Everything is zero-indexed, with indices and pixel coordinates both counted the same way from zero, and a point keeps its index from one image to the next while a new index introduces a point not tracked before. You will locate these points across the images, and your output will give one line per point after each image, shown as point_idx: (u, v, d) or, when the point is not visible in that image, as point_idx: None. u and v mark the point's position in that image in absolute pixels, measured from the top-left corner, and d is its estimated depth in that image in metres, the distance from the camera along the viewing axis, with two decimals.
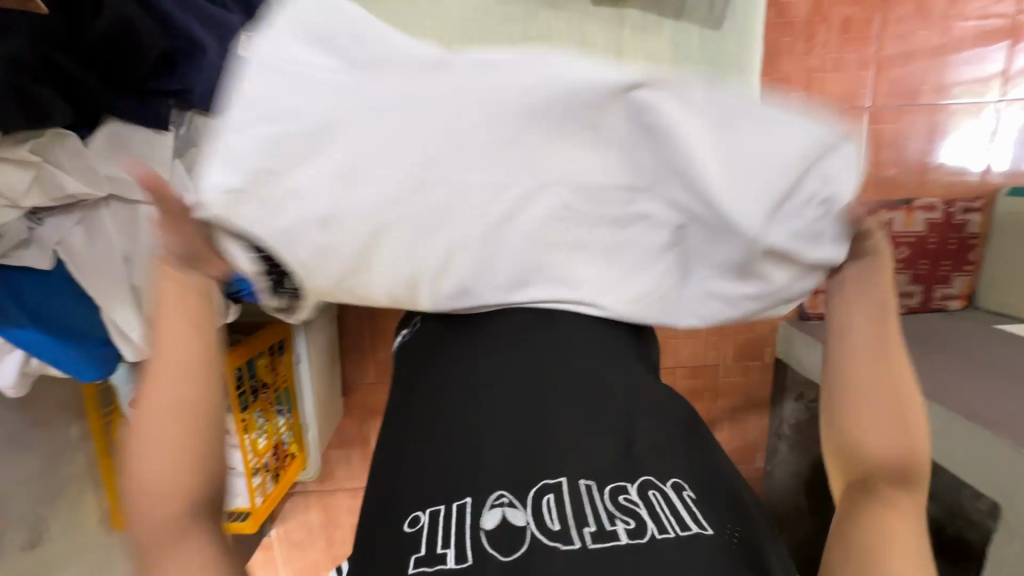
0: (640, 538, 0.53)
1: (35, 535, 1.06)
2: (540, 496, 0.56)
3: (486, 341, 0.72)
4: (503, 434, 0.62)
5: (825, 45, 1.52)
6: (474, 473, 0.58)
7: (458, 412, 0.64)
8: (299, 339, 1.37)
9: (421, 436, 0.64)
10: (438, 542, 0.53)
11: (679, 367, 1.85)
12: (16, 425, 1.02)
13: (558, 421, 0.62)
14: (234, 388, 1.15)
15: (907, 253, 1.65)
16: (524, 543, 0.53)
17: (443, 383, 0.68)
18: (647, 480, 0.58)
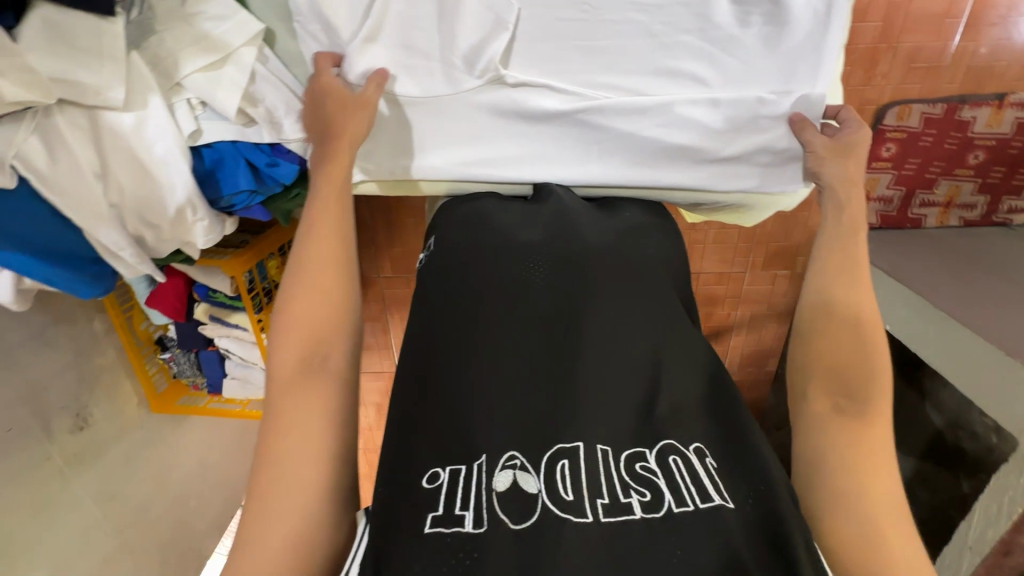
0: (656, 512, 0.51)
1: (80, 419, 1.15)
2: (555, 461, 0.53)
3: (507, 285, 0.67)
4: (518, 392, 0.59)
5: None
6: (482, 433, 0.56)
7: (473, 358, 0.62)
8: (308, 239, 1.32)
9: (427, 391, 0.61)
10: (456, 504, 0.51)
11: (703, 273, 1.78)
12: (37, 323, 1.05)
13: (577, 375, 0.60)
14: (246, 291, 1.13)
15: (981, 159, 1.38)
16: (535, 511, 0.50)
17: (455, 332, 0.64)
18: (669, 445, 0.56)
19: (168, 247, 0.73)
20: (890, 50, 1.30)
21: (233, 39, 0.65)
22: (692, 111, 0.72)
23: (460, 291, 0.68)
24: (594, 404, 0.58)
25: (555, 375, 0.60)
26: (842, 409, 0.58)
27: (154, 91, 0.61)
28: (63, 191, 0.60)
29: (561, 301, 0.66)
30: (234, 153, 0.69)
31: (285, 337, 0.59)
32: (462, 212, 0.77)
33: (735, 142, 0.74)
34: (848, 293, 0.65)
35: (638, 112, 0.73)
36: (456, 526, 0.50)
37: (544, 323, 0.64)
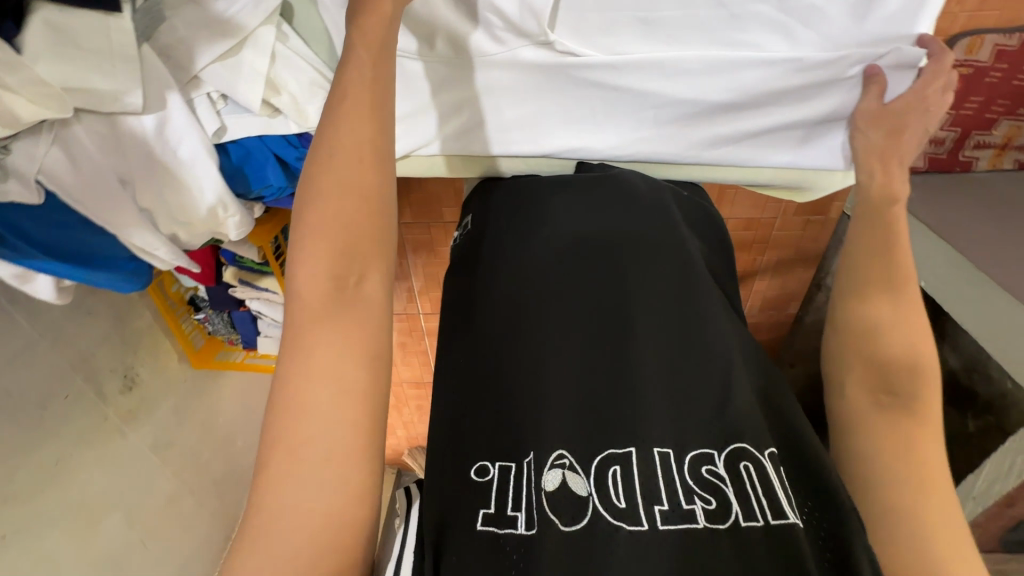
0: (720, 523, 0.48)
1: (128, 379, 1.20)
2: (606, 467, 0.51)
3: (554, 273, 0.64)
4: (566, 389, 0.56)
5: None
6: (535, 430, 0.54)
7: (517, 356, 0.60)
8: None
9: (475, 384, 0.60)
10: (507, 503, 0.51)
11: (731, 219, 1.72)
12: (76, 293, 1.06)
13: (630, 373, 0.56)
14: (274, 257, 1.12)
15: None
16: (587, 513, 0.49)
17: (501, 323, 0.63)
18: (741, 449, 0.51)
19: (201, 241, 0.71)
20: None
21: (248, 19, 0.58)
22: (759, 75, 0.64)
23: (503, 280, 0.66)
24: (654, 400, 0.54)
25: (608, 372, 0.57)
26: (884, 404, 0.54)
27: (171, 87, 0.56)
28: (88, 198, 0.57)
29: (610, 292, 0.62)
30: (262, 148, 0.65)
31: (308, 245, 0.43)
32: (503, 202, 0.73)
33: (802, 110, 0.67)
34: (899, 280, 0.59)
35: (701, 81, 0.65)
36: (509, 527, 0.50)
37: (594, 314, 0.61)
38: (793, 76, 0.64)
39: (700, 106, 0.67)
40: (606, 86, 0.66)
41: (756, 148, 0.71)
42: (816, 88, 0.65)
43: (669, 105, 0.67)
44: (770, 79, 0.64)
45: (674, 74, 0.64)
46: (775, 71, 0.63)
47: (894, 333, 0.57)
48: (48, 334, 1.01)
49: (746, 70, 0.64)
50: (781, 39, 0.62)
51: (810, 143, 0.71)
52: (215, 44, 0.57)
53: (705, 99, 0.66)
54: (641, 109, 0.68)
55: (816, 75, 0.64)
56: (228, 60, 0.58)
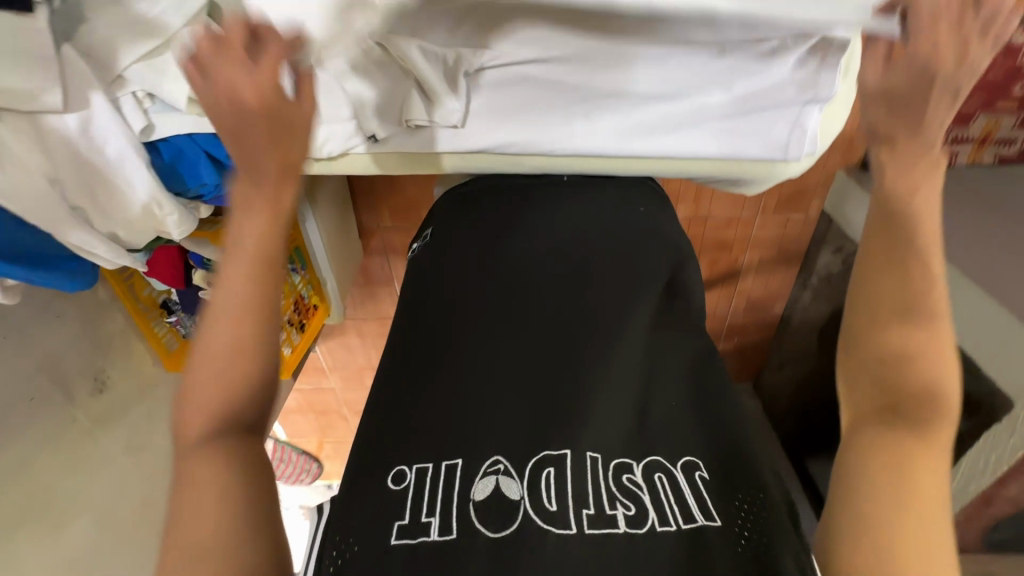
0: (640, 527, 0.46)
1: (99, 382, 1.22)
2: (539, 470, 0.49)
3: (501, 292, 0.65)
4: (503, 399, 0.55)
5: None
6: (474, 438, 0.52)
7: (452, 362, 0.59)
8: (305, 206, 1.27)
9: (417, 393, 0.57)
10: (424, 510, 0.47)
11: (712, 218, 1.57)
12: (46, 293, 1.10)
13: (571, 388, 0.56)
14: None
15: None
16: (517, 519, 0.46)
17: (440, 340, 0.62)
18: (654, 462, 0.52)
19: (143, 239, 0.72)
20: None
21: (171, 20, 0.59)
22: (679, 64, 0.64)
23: (450, 300, 0.66)
24: (597, 405, 0.55)
25: (550, 381, 0.57)
26: (890, 422, 0.47)
27: (95, 86, 0.57)
28: (23, 199, 0.57)
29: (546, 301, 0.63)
30: (193, 146, 0.65)
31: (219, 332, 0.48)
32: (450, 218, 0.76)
33: (733, 98, 0.67)
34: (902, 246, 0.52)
35: (621, 74, 0.65)
36: (424, 535, 0.45)
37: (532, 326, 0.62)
38: (712, 66, 0.64)
39: (627, 95, 0.67)
40: (529, 83, 0.66)
41: (695, 139, 0.70)
42: (740, 77, 0.65)
43: (598, 97, 0.68)
44: (690, 69, 0.64)
45: (593, 70, 0.65)
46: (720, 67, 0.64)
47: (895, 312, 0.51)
48: (15, 333, 1.04)
49: (664, 60, 0.64)
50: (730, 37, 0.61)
51: (752, 130, 0.70)
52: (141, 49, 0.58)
53: (630, 89, 0.66)
54: (573, 101, 0.68)
55: (736, 64, 0.64)
56: (154, 62, 0.59)
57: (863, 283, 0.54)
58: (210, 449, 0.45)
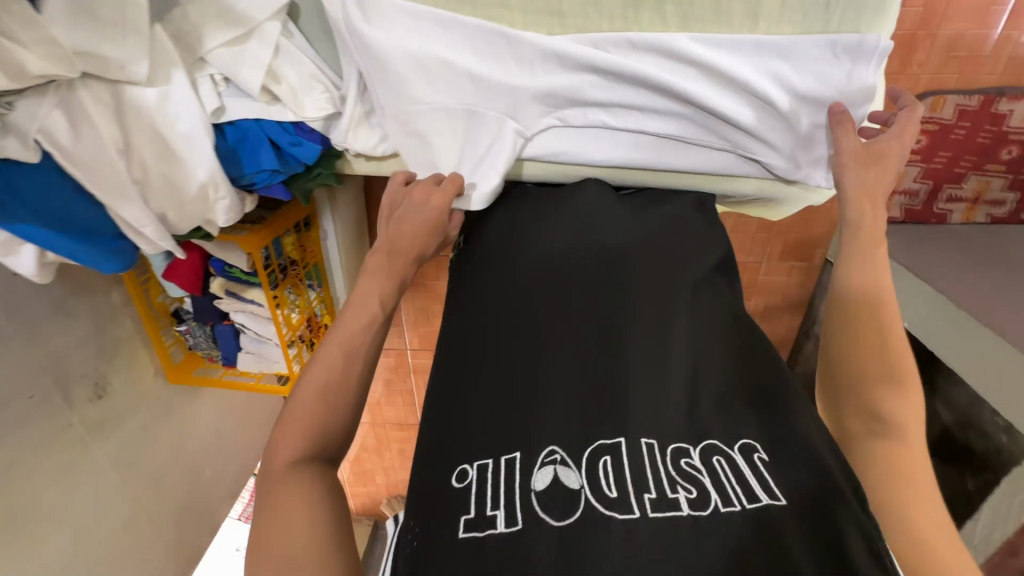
0: (704, 511, 0.40)
1: (99, 388, 1.16)
2: (595, 459, 0.43)
3: (527, 271, 0.57)
4: (555, 380, 0.48)
5: None
6: (525, 424, 0.45)
7: (493, 347, 0.52)
8: (324, 217, 1.30)
9: (460, 388, 0.50)
10: (488, 502, 0.41)
11: None
12: (58, 292, 1.05)
13: (621, 367, 0.49)
14: (262, 267, 1.13)
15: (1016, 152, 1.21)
16: (579, 507, 0.40)
17: (473, 327, 0.54)
18: (712, 444, 0.44)
19: (189, 224, 0.72)
20: (929, 37, 1.13)
21: (257, 13, 0.63)
22: (724, 81, 0.68)
23: (479, 285, 0.59)
24: (643, 386, 0.47)
25: (601, 362, 0.49)
26: (879, 432, 0.59)
27: (178, 65, 0.60)
28: (87, 164, 0.59)
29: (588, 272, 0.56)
30: (259, 130, 0.67)
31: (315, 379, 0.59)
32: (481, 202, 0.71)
33: (773, 118, 0.70)
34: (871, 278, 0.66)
35: (669, 88, 0.69)
36: (490, 528, 0.40)
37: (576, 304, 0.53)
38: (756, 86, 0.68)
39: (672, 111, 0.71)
40: (582, 92, 0.70)
41: (732, 160, 0.74)
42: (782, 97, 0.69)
43: (644, 111, 0.72)
44: (735, 86, 0.68)
45: (643, 84, 0.69)
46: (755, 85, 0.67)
47: (870, 331, 0.63)
48: (23, 332, 0.99)
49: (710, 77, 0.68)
50: (757, 60, 0.67)
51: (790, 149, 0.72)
52: (225, 36, 0.62)
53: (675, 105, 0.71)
54: (621, 112, 0.72)
55: (778, 85, 0.68)
56: (234, 49, 0.63)
57: (841, 306, 0.66)
58: (296, 476, 0.53)
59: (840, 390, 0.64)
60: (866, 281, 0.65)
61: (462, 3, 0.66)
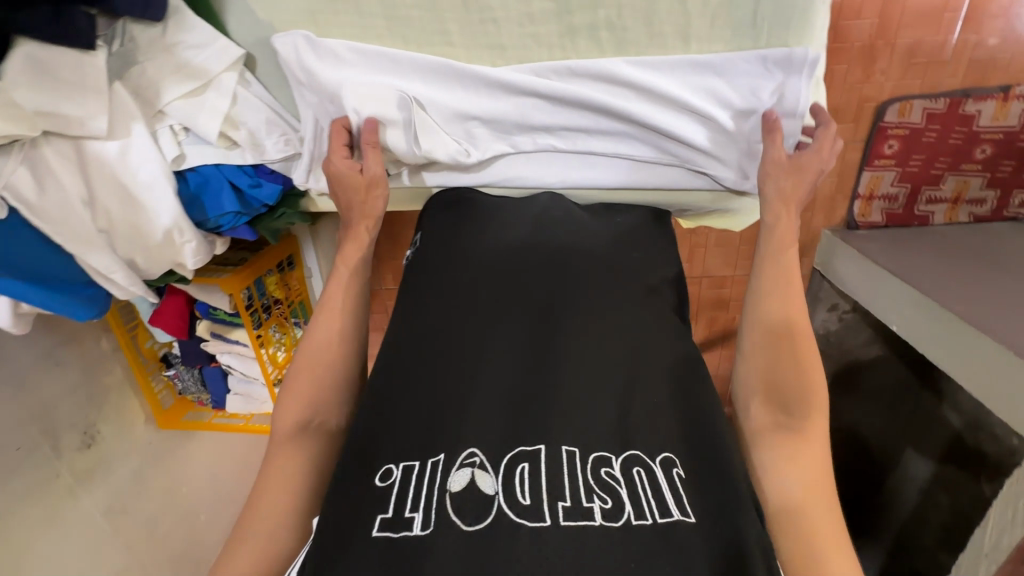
0: (615, 521, 0.41)
1: (87, 436, 1.17)
2: (514, 465, 0.44)
3: (474, 283, 0.60)
4: (491, 390, 0.50)
5: None
6: (452, 427, 0.48)
7: (437, 353, 0.55)
8: (308, 253, 1.33)
9: (394, 391, 0.52)
10: (407, 505, 0.43)
11: (705, 278, 1.44)
12: (45, 342, 1.07)
13: (555, 376, 0.52)
14: (245, 307, 1.15)
15: (991, 151, 1.22)
16: (491, 513, 0.41)
17: (418, 334, 0.57)
18: (633, 455, 0.46)
19: (158, 268, 0.74)
20: (887, 46, 1.14)
21: (212, 66, 0.67)
22: (661, 101, 0.71)
23: (422, 295, 0.61)
24: (574, 394, 0.50)
25: (536, 372, 0.52)
26: (783, 420, 0.58)
27: (137, 118, 0.63)
28: (52, 218, 0.62)
29: (533, 290, 0.59)
30: (218, 175, 0.70)
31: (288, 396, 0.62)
32: (435, 214, 0.74)
33: (711, 133, 0.73)
34: (785, 267, 0.66)
35: (609, 110, 0.72)
36: (405, 531, 0.42)
37: (518, 318, 0.57)
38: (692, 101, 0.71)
39: (614, 131, 0.74)
40: (526, 119, 0.74)
41: (675, 176, 0.77)
42: (720, 110, 0.71)
43: (587, 134, 0.75)
44: (670, 105, 0.71)
45: (584, 108, 0.72)
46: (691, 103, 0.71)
47: (784, 323, 0.63)
48: (9, 383, 1.01)
49: (646, 96, 0.71)
50: (692, 79, 0.70)
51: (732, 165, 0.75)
52: (182, 89, 0.66)
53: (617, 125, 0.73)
54: (566, 136, 0.75)
55: (713, 100, 0.70)
56: (192, 101, 0.67)
57: (755, 293, 0.66)
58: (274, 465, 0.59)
59: (749, 378, 0.62)
60: (781, 269, 0.66)
61: (408, 43, 0.70)
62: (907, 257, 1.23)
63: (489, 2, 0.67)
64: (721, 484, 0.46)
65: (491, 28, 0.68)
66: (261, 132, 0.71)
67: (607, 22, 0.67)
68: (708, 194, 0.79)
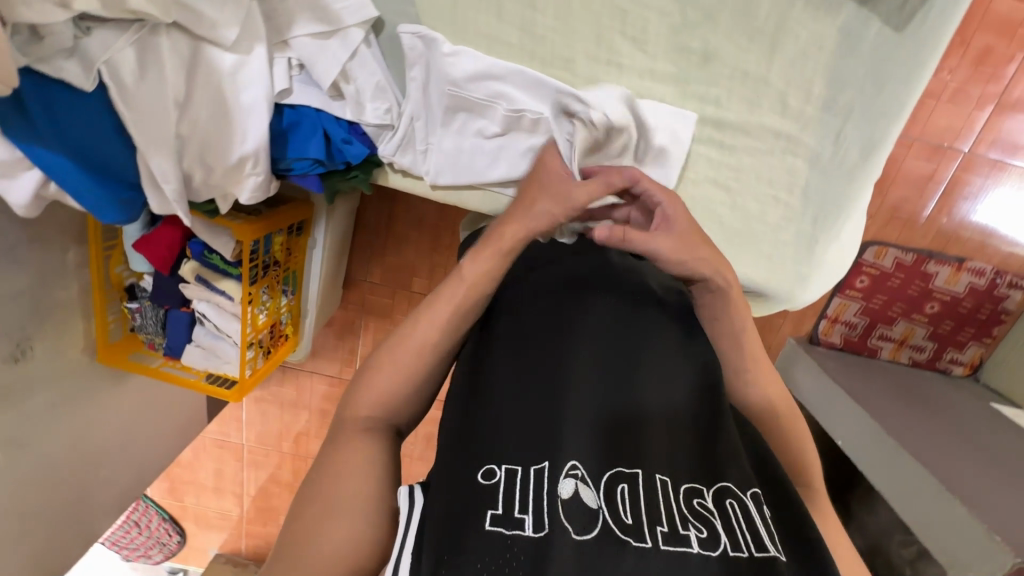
0: (716, 548, 0.46)
1: (20, 349, 1.02)
2: (614, 484, 0.51)
3: (560, 312, 0.67)
4: (583, 416, 0.57)
5: (952, 71, 1.21)
6: (552, 442, 0.54)
7: (523, 372, 0.61)
8: (318, 225, 1.29)
9: (487, 405, 0.59)
10: (516, 507, 0.48)
11: None
12: (11, 236, 0.95)
13: (640, 412, 0.59)
14: (248, 259, 1.09)
15: (938, 308, 1.38)
16: (597, 526, 0.47)
17: (513, 351, 0.64)
18: (724, 488, 0.53)
19: (208, 192, 0.70)
20: (879, 196, 1.32)
21: (347, 18, 0.65)
22: (740, 172, 0.78)
23: (514, 317, 0.68)
24: (657, 435, 0.57)
25: (622, 406, 0.59)
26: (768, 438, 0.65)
27: (260, 40, 0.62)
28: (135, 107, 0.57)
29: (619, 334, 0.67)
30: (314, 120, 0.69)
31: (368, 382, 0.63)
32: (525, 243, 0.80)
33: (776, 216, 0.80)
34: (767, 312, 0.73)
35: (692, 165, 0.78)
36: (517, 530, 0.46)
37: (605, 355, 0.64)
38: (768, 181, 0.78)
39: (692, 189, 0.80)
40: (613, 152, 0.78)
41: (732, 250, 0.82)
42: (789, 198, 0.79)
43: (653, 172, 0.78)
44: (751, 177, 0.78)
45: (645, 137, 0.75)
46: (763, 185, 0.79)
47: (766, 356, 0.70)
48: None
49: (730, 167, 0.78)
50: (777, 161, 0.77)
51: (791, 252, 0.82)
52: (312, 27, 0.65)
53: (696, 183, 0.80)
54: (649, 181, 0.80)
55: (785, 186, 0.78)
56: (317, 41, 0.66)
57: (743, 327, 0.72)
58: (348, 460, 0.57)
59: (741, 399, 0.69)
60: None
61: (532, 60, 0.73)
62: (858, 380, 1.36)
63: (619, 48, 0.72)
64: (800, 530, 0.51)
65: (613, 71, 0.74)
66: (367, 94, 0.70)
67: (716, 99, 0.74)
68: (759, 272, 0.82)
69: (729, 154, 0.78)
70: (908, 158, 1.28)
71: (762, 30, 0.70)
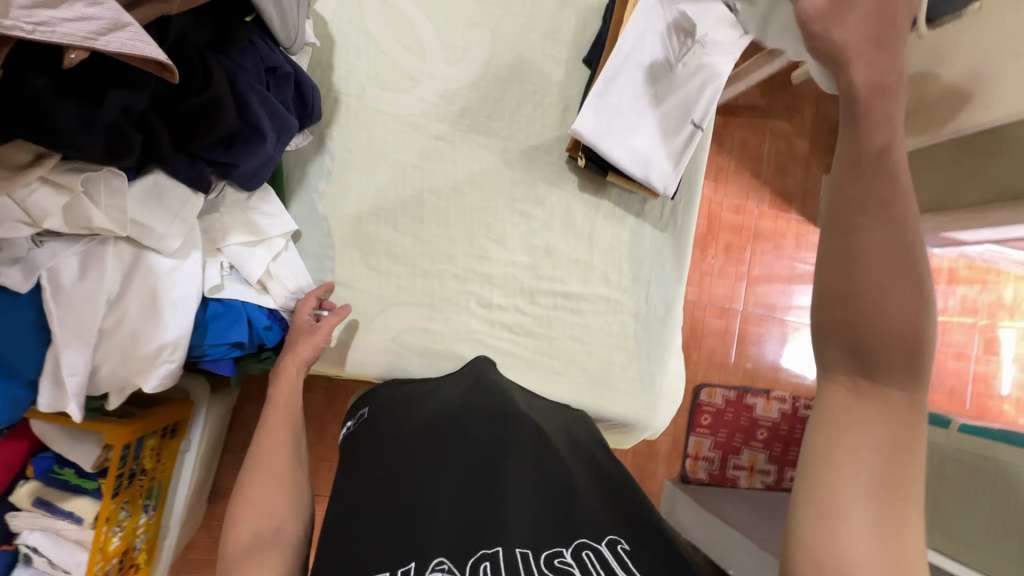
0: None
1: None
2: (477, 565, 0.51)
3: (434, 426, 0.71)
4: (451, 509, 0.59)
5: (714, 257, 1.72)
6: (420, 543, 0.55)
7: (396, 486, 0.62)
8: (195, 424, 1.21)
9: (363, 526, 0.59)
10: None
11: None
12: None
13: (508, 481, 0.61)
14: (114, 469, 0.96)
15: (767, 435, 1.72)
16: None
17: (387, 469, 0.65)
18: (581, 542, 0.54)
19: (110, 385, 0.70)
20: (697, 347, 1.71)
21: (271, 230, 0.82)
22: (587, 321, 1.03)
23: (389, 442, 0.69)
24: (518, 504, 0.58)
25: (487, 491, 0.60)
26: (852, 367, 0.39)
27: (196, 247, 0.74)
28: (67, 302, 0.63)
29: (487, 432, 0.70)
30: (239, 309, 0.78)
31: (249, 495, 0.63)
32: (407, 386, 0.86)
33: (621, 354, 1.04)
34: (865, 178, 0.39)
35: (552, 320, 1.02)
36: None
37: (472, 452, 0.66)
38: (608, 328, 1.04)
39: (556, 338, 1.01)
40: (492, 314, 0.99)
41: (594, 384, 1.02)
42: (626, 339, 1.04)
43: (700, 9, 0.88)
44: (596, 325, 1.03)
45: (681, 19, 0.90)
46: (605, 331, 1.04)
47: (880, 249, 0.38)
48: None
49: (580, 320, 1.03)
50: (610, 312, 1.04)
51: (638, 382, 1.04)
52: (244, 234, 0.79)
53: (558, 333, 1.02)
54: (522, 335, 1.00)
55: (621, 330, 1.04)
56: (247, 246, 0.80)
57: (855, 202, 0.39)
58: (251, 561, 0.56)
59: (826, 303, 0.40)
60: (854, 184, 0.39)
61: (424, 257, 0.96)
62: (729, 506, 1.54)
63: (487, 247, 0.98)
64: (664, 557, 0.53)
65: (485, 262, 0.98)
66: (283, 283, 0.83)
67: (560, 276, 1.02)
68: (621, 402, 1.02)
69: (579, 315, 1.02)
70: (706, 317, 1.71)
71: (580, 230, 1.03)
